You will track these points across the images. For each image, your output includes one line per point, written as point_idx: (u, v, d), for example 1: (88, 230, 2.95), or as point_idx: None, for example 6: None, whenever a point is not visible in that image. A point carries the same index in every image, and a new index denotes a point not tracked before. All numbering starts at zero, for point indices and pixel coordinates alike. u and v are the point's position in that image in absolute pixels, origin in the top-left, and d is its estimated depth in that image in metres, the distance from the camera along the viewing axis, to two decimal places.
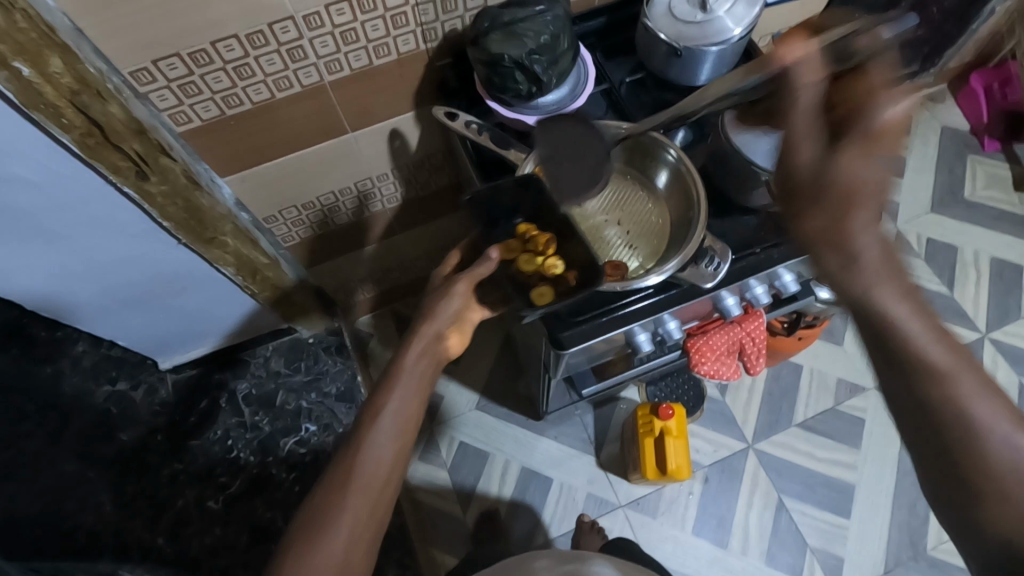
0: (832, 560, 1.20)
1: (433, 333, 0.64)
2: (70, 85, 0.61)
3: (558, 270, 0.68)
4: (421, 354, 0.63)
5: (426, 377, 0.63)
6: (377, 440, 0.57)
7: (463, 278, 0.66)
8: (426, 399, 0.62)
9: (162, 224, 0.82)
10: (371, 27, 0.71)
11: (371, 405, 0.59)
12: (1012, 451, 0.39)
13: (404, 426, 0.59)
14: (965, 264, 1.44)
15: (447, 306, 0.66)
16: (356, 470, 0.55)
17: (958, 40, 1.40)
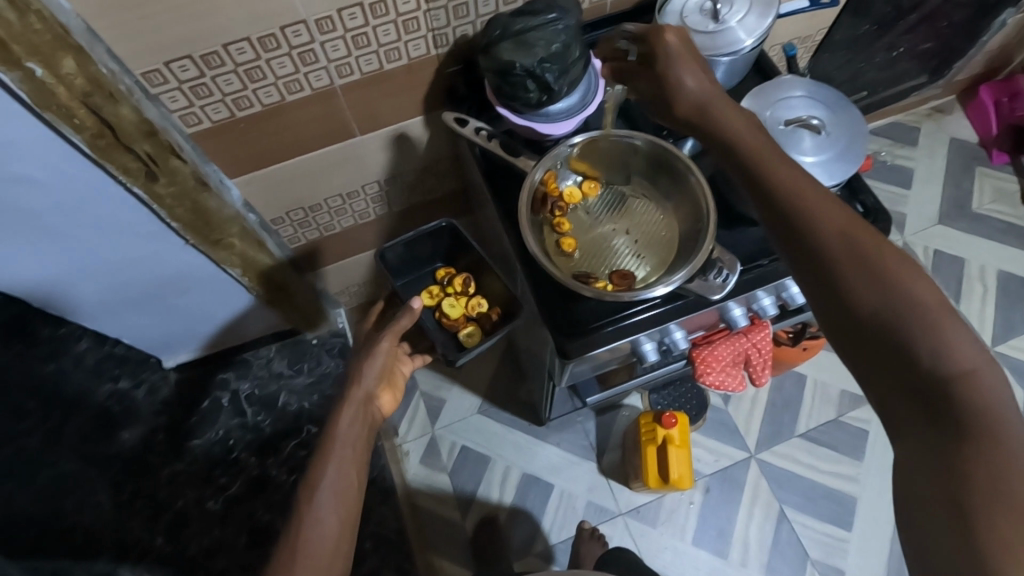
0: (832, 573, 1.19)
1: (363, 396, 0.70)
2: (83, 86, 0.60)
3: (480, 307, 0.90)
4: (355, 417, 0.68)
5: (362, 436, 0.67)
6: (319, 515, 0.59)
7: (389, 334, 0.75)
8: (363, 459, 0.66)
9: (170, 224, 0.82)
10: (383, 31, 0.71)
11: (308, 481, 0.62)
12: (949, 331, 0.44)
13: (344, 494, 0.62)
14: (971, 277, 1.44)
15: (372, 367, 0.72)
16: (303, 545, 0.57)
17: (968, 51, 1.39)
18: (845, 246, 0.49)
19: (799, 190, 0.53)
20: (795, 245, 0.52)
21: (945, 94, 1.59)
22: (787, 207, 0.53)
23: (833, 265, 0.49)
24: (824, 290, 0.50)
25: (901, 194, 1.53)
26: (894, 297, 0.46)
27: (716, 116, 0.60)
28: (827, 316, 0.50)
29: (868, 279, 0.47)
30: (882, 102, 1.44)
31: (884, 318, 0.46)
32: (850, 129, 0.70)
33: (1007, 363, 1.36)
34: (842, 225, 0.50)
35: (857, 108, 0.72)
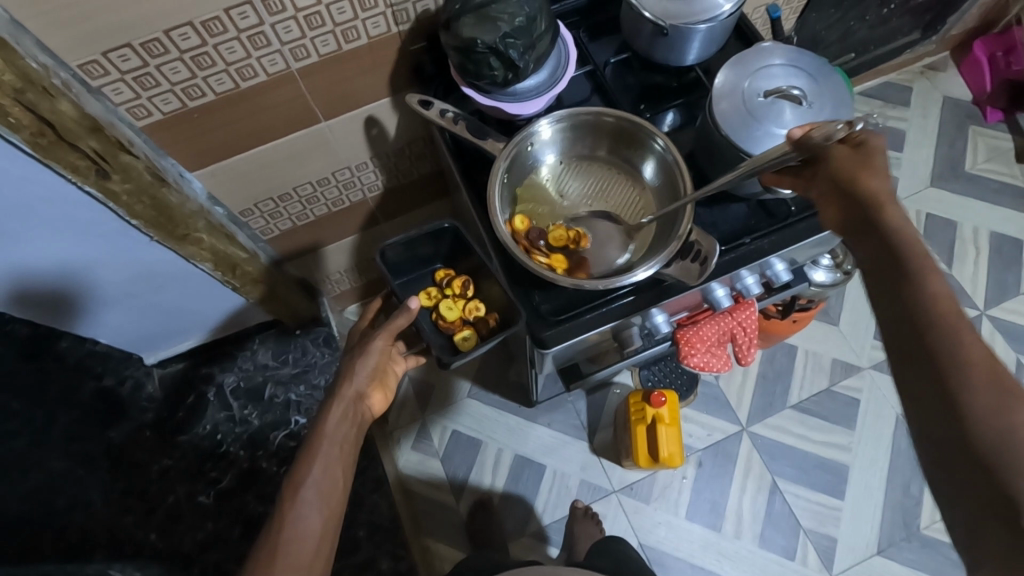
0: (825, 542, 1.20)
1: (353, 393, 0.67)
2: (14, 82, 0.57)
3: (480, 312, 0.84)
4: (343, 415, 0.65)
5: (348, 437, 0.65)
6: (301, 514, 0.57)
7: (383, 333, 0.71)
8: (348, 460, 0.63)
9: (131, 222, 0.78)
10: (337, 10, 0.67)
11: (293, 480, 0.59)
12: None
13: (329, 493, 0.59)
14: (964, 240, 1.41)
15: (363, 365, 0.69)
16: (281, 546, 0.55)
17: (963, 4, 1.34)
18: (981, 372, 0.41)
19: (944, 300, 0.44)
20: (913, 356, 0.44)
21: (939, 51, 1.54)
22: (923, 316, 0.44)
23: (953, 387, 0.42)
24: (934, 410, 0.42)
25: (893, 157, 1.49)
26: (1014, 436, 0.39)
27: (884, 211, 0.50)
28: (928, 439, 0.43)
29: (989, 408, 0.40)
30: (876, 61, 1.38)
31: (998, 454, 0.39)
32: (833, 98, 0.67)
33: (999, 326, 1.34)
34: (983, 352, 0.42)
35: (840, 76, 0.69)
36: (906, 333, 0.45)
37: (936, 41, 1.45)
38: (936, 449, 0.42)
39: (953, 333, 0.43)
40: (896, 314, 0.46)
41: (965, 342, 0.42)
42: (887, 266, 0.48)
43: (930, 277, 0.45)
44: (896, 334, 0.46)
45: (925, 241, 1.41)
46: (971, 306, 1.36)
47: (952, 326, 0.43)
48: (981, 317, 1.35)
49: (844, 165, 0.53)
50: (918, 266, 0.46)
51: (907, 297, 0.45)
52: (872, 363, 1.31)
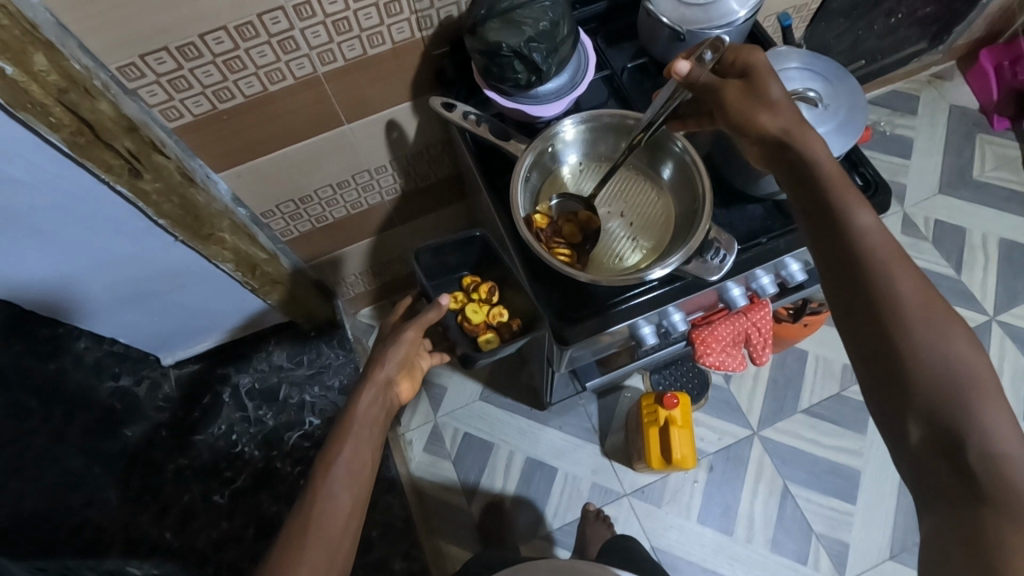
0: (837, 546, 1.20)
1: (383, 379, 0.69)
2: (57, 82, 0.59)
3: (503, 319, 0.86)
4: (372, 401, 0.66)
5: (377, 422, 0.66)
6: (332, 490, 0.58)
7: (413, 325, 0.73)
8: (376, 446, 0.65)
9: (158, 221, 0.80)
10: (364, 15, 0.69)
11: (323, 459, 0.61)
12: (980, 391, 0.45)
13: (358, 474, 0.61)
14: (973, 247, 1.42)
15: (395, 353, 0.71)
16: (315, 517, 0.56)
17: (970, 14, 1.36)
18: (920, 308, 0.48)
19: (879, 242, 0.52)
20: (857, 294, 0.51)
21: (945, 61, 1.56)
22: (863, 257, 0.51)
23: (893, 322, 0.48)
24: (879, 345, 0.49)
25: (901, 164, 1.51)
26: (949, 364, 0.46)
27: (804, 146, 0.57)
28: (874, 375, 0.49)
29: (927, 340, 0.47)
30: (884, 70, 1.40)
31: (935, 385, 0.46)
32: (848, 99, 0.69)
33: (1009, 333, 1.34)
34: (917, 290, 0.49)
35: (854, 78, 0.71)
36: (849, 276, 0.52)
37: (944, 49, 1.47)
38: (881, 384, 0.49)
39: (891, 274, 0.50)
40: (836, 260, 0.53)
41: (896, 280, 0.50)
42: (822, 210, 0.55)
43: (861, 221, 0.53)
44: (839, 278, 0.53)
45: (934, 247, 1.42)
46: (981, 311, 1.36)
47: (889, 269, 0.50)
48: (990, 323, 1.35)
49: (739, 98, 0.60)
50: (853, 211, 0.53)
51: (845, 241, 0.53)
52: None
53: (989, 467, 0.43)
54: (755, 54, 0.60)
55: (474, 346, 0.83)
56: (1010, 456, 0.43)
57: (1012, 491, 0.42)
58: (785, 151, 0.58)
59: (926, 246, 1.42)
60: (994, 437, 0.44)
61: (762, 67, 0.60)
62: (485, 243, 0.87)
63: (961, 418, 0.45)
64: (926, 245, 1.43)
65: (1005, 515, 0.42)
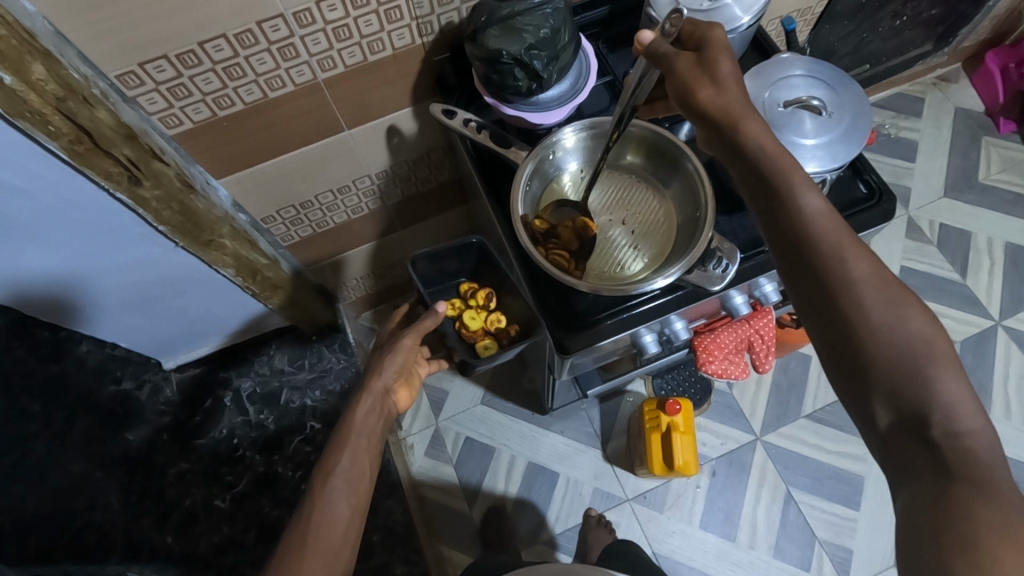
0: (841, 553, 1.19)
1: (382, 388, 0.68)
2: (56, 91, 0.59)
3: (501, 325, 0.86)
4: (371, 409, 0.66)
5: (376, 430, 0.66)
6: (331, 501, 0.58)
7: (411, 332, 0.72)
8: (375, 457, 0.64)
9: (158, 228, 0.80)
10: (364, 22, 0.69)
11: (322, 468, 0.60)
12: (941, 369, 0.45)
13: (357, 484, 0.60)
14: (978, 251, 1.41)
15: (391, 362, 0.70)
16: (310, 530, 0.56)
17: (976, 16, 1.35)
18: (874, 291, 0.47)
19: (827, 225, 0.50)
20: (810, 279, 0.50)
21: (951, 62, 1.55)
22: (812, 242, 0.50)
23: (849, 305, 0.48)
24: (839, 330, 0.48)
25: (906, 167, 1.50)
26: (907, 345, 0.46)
27: (741, 127, 0.54)
28: (836, 359, 0.49)
29: (882, 324, 0.47)
30: (889, 72, 1.39)
31: (897, 367, 0.46)
32: (853, 108, 0.68)
33: (1015, 337, 1.33)
34: (871, 272, 0.48)
35: (859, 86, 0.70)
36: (802, 263, 0.50)
37: (949, 51, 1.45)
38: (844, 367, 0.48)
39: (843, 256, 0.48)
40: (788, 246, 0.51)
41: (850, 263, 0.48)
42: (767, 194, 0.53)
43: (809, 202, 0.51)
44: (792, 263, 0.51)
45: (939, 251, 1.41)
46: (986, 316, 1.35)
47: (841, 252, 0.49)
48: (996, 328, 1.34)
49: (686, 69, 0.55)
50: (800, 192, 0.51)
51: (793, 225, 0.51)
52: None
53: (957, 447, 0.43)
54: (712, 29, 0.56)
55: (472, 352, 0.84)
56: (976, 432, 0.43)
57: (978, 468, 0.42)
58: (726, 133, 0.54)
59: (931, 250, 1.42)
60: (958, 416, 0.44)
61: (717, 41, 0.55)
62: (483, 250, 0.88)
63: (927, 399, 0.44)
64: (930, 248, 1.42)
65: (980, 494, 0.41)
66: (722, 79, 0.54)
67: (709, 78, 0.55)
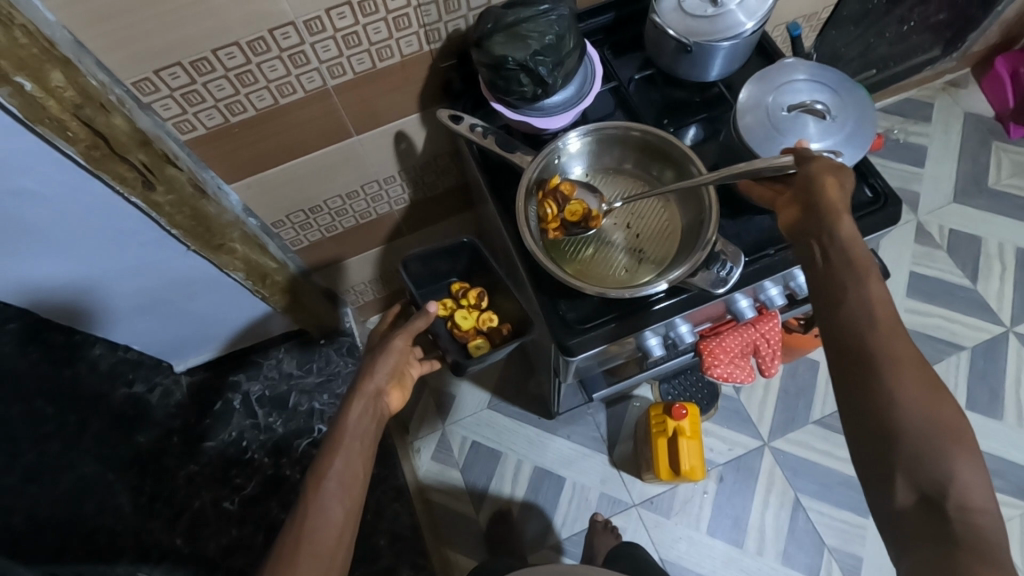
0: (850, 560, 1.18)
1: (373, 391, 0.68)
2: (73, 98, 0.61)
3: (493, 324, 0.86)
4: (362, 413, 0.66)
5: (370, 433, 0.66)
6: (323, 504, 0.58)
7: (402, 334, 0.72)
8: (369, 457, 0.64)
9: (171, 231, 0.82)
10: (373, 29, 0.70)
11: (316, 470, 0.61)
12: (965, 456, 0.47)
13: (350, 485, 0.61)
14: (988, 256, 1.40)
15: (384, 363, 0.70)
16: (306, 531, 0.57)
17: (984, 22, 1.35)
18: (914, 376, 0.49)
19: (882, 311, 0.51)
20: (855, 360, 0.51)
21: (961, 68, 1.54)
22: (867, 325, 0.51)
23: (890, 388, 0.49)
24: (871, 408, 0.49)
25: (915, 172, 1.49)
26: (936, 432, 0.47)
27: (839, 216, 0.55)
28: (865, 434, 0.50)
29: (920, 411, 0.48)
30: (896, 78, 1.39)
31: (924, 449, 0.47)
32: (857, 112, 0.68)
33: None
34: (914, 360, 0.49)
35: (863, 91, 0.70)
36: (852, 343, 0.51)
37: (959, 55, 1.45)
38: (872, 444, 0.50)
39: (892, 344, 0.50)
40: (840, 326, 0.52)
41: (897, 351, 0.50)
42: (835, 275, 0.53)
43: (872, 287, 0.51)
44: (840, 340, 0.52)
45: (949, 256, 1.40)
46: (997, 322, 1.34)
47: (891, 339, 0.50)
48: (1007, 333, 1.33)
49: (823, 169, 0.58)
50: (860, 278, 0.52)
51: (851, 306, 0.52)
52: None
53: (964, 521, 0.46)
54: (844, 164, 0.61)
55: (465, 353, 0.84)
56: (983, 513, 0.46)
57: (983, 543, 0.45)
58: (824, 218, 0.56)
59: (940, 255, 1.41)
60: (969, 492, 0.46)
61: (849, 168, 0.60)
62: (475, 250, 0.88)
63: (947, 483, 0.46)
64: (940, 254, 1.41)
65: (984, 564, 0.44)
66: (836, 183, 0.57)
67: (824, 178, 0.58)
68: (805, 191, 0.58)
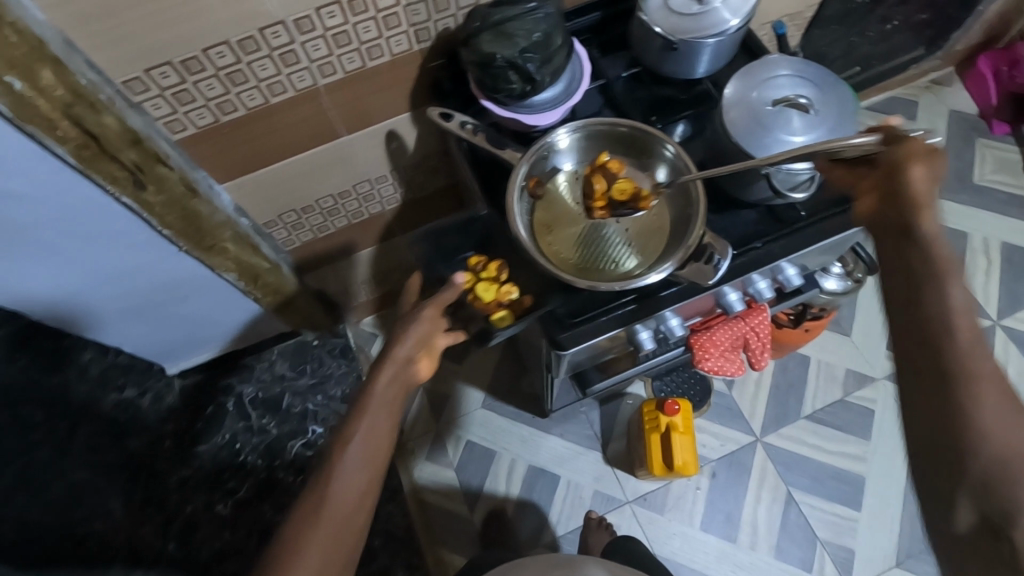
0: (843, 553, 1.19)
1: (402, 357, 0.63)
2: (64, 97, 0.61)
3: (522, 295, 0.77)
4: (390, 380, 0.61)
5: (395, 403, 0.61)
6: (345, 471, 0.55)
7: (432, 304, 0.66)
8: (396, 424, 0.60)
9: (161, 232, 0.82)
10: (363, 28, 0.71)
11: (340, 436, 0.57)
12: None
13: (374, 455, 0.57)
14: (974, 251, 1.42)
15: (412, 332, 0.64)
16: (326, 500, 0.54)
17: (966, 21, 1.37)
18: (993, 395, 0.44)
19: (965, 322, 0.45)
20: (928, 371, 0.45)
21: (944, 66, 1.56)
22: (947, 336, 0.45)
23: (965, 407, 0.44)
24: (939, 424, 0.45)
25: None
26: (1012, 458, 0.43)
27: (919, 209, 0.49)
28: (927, 450, 0.46)
29: (995, 435, 0.43)
30: (881, 77, 1.41)
31: (997, 475, 0.43)
32: (838, 107, 0.70)
33: (1012, 336, 1.34)
34: (994, 378, 0.44)
35: (846, 86, 0.71)
36: (924, 354, 0.46)
37: (942, 54, 1.47)
38: (936, 462, 0.45)
39: (974, 359, 0.44)
40: (915, 333, 0.46)
41: (979, 366, 0.44)
42: (912, 277, 0.47)
43: (953, 293, 0.45)
44: (913, 347, 0.46)
45: None
46: (983, 315, 1.36)
47: (972, 353, 0.44)
48: (993, 327, 1.35)
49: (912, 149, 0.51)
50: (941, 281, 0.46)
51: (931, 313, 0.46)
52: (886, 374, 1.32)
53: None
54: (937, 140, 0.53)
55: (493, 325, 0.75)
56: None
57: None
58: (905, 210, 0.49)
59: None
60: None
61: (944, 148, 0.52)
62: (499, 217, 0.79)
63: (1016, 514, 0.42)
64: None
65: None
66: (923, 168, 0.50)
67: (905, 163, 0.50)
68: (890, 176, 0.51)
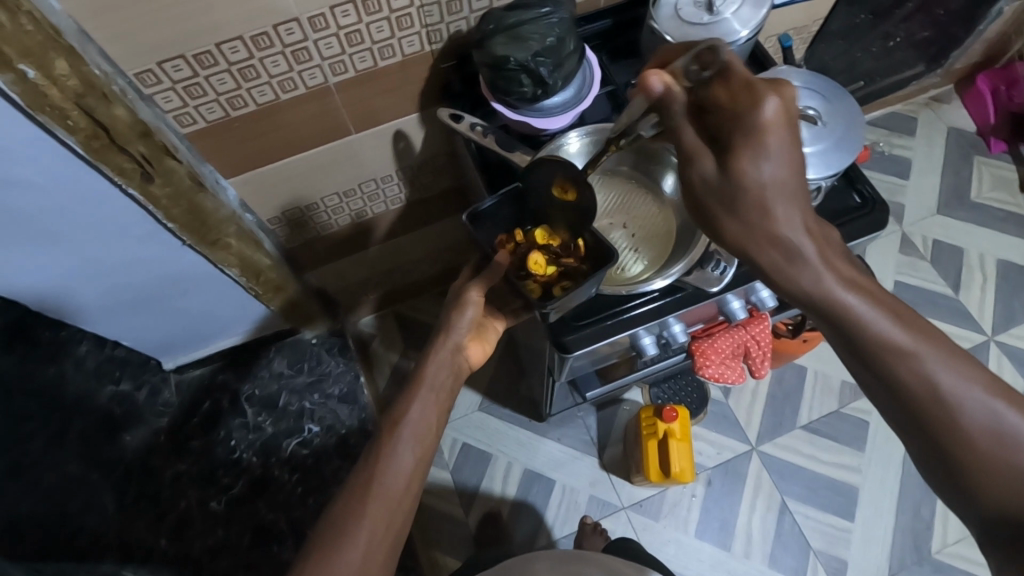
0: (835, 563, 1.19)
1: (452, 344, 0.67)
2: (75, 87, 0.61)
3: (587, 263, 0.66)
4: (442, 364, 0.65)
5: (446, 388, 0.64)
6: (397, 450, 0.57)
7: (478, 285, 0.67)
8: (444, 409, 0.63)
9: (166, 225, 0.81)
10: (376, 28, 0.71)
11: (392, 415, 0.60)
12: None
13: (423, 436, 0.59)
14: (970, 267, 1.43)
15: (462, 318, 0.67)
16: (376, 477, 0.55)
17: (966, 40, 1.39)
18: (977, 417, 0.44)
19: (908, 358, 0.46)
20: (904, 416, 0.46)
21: (944, 84, 1.58)
22: (894, 377, 0.46)
23: (957, 441, 0.44)
24: (942, 462, 0.45)
25: (899, 184, 1.53)
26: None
27: (790, 254, 0.48)
28: (988, 522, 0.44)
29: (995, 459, 0.43)
30: (882, 92, 1.43)
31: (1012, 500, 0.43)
32: (846, 120, 0.70)
33: (1006, 352, 1.36)
34: (967, 400, 0.44)
35: (854, 99, 0.72)
36: (888, 397, 0.47)
37: (942, 72, 1.49)
38: (998, 538, 0.44)
39: (929, 391, 0.45)
40: (869, 377, 0.47)
41: (943, 395, 0.45)
42: (833, 327, 0.48)
43: (874, 332, 0.46)
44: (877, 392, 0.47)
45: (932, 266, 1.44)
46: (978, 331, 1.37)
47: (925, 381, 0.45)
48: (988, 342, 1.37)
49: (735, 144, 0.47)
50: (860, 326, 0.47)
51: (868, 357, 0.47)
52: None
53: None
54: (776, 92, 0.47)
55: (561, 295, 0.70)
56: None
57: None
58: (778, 260, 0.48)
59: (923, 265, 1.44)
60: None
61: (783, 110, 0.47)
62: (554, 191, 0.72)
63: None
64: (923, 264, 1.44)
65: None
66: (761, 188, 0.47)
67: (749, 191, 0.47)
68: (726, 211, 0.49)
